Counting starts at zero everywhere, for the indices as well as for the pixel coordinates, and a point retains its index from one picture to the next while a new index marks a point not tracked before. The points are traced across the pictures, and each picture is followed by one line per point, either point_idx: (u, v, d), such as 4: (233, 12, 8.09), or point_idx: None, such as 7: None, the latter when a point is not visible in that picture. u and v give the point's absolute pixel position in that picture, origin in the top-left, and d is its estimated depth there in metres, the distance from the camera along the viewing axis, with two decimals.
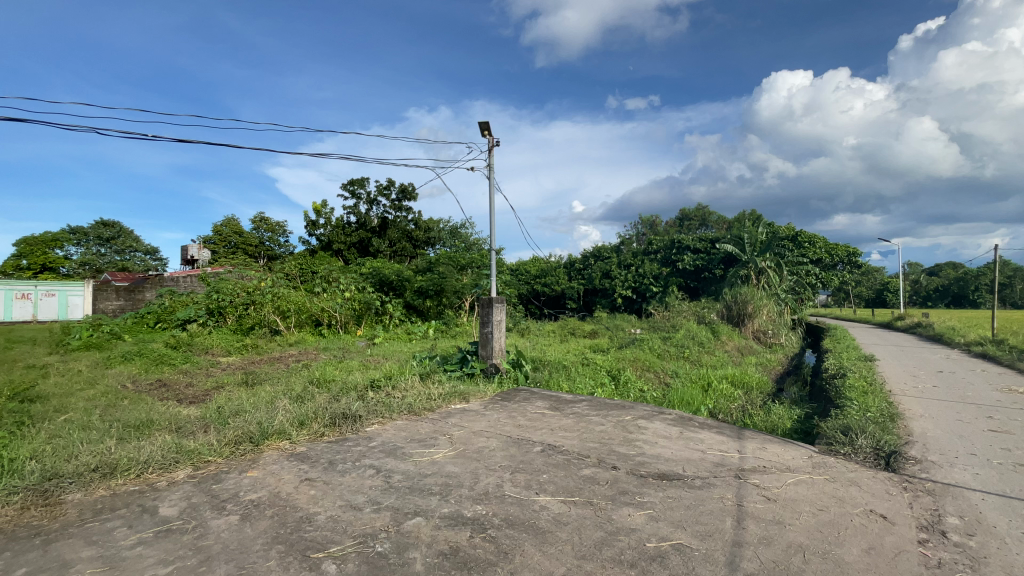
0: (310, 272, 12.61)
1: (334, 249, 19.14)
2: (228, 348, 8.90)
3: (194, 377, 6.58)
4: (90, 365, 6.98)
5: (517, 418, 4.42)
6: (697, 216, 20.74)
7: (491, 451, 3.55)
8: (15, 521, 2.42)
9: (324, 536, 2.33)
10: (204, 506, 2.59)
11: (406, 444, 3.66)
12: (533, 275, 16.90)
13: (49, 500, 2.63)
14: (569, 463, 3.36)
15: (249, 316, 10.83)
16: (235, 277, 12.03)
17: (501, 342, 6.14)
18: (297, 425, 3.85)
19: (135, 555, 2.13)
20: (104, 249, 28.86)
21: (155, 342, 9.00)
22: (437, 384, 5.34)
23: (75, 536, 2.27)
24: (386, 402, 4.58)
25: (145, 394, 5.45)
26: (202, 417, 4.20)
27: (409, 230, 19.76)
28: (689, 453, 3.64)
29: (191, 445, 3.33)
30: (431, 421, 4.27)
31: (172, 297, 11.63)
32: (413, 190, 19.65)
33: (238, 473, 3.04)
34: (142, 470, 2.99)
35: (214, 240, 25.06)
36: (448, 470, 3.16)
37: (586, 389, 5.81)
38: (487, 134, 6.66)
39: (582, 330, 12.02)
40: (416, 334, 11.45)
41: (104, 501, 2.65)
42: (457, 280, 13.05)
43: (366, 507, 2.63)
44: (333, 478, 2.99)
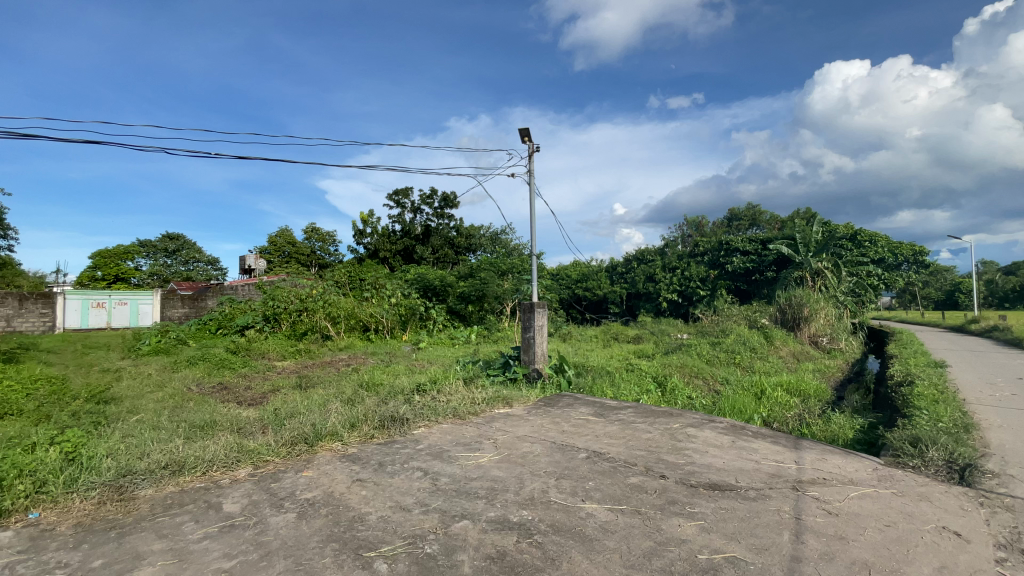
0: (358, 279, 13.05)
1: (381, 256, 19.81)
2: (283, 352, 9.35)
3: (252, 380, 6.95)
4: (159, 369, 7.51)
5: (561, 423, 4.39)
6: (746, 216, 19.98)
7: (536, 456, 3.55)
8: (96, 513, 2.63)
9: (375, 536, 2.39)
10: (263, 504, 2.73)
11: (452, 447, 3.72)
12: (574, 279, 16.81)
13: (125, 495, 2.83)
14: (615, 471, 3.31)
15: (302, 322, 11.33)
16: (289, 284, 12.63)
17: (544, 347, 6.14)
18: (348, 427, 3.99)
19: (202, 548, 2.26)
20: (170, 260, 30.97)
21: (217, 347, 9.58)
22: (481, 388, 5.39)
23: (147, 530, 2.44)
24: (432, 406, 4.66)
25: (209, 396, 5.81)
26: (260, 418, 4.42)
27: (451, 237, 20.09)
28: (742, 463, 3.50)
29: (250, 444, 3.51)
30: (476, 425, 4.31)
31: (232, 304, 12.29)
32: (455, 198, 19.99)
33: (294, 473, 3.18)
34: (206, 468, 3.18)
35: (270, 250, 26.42)
36: (493, 475, 3.17)
37: (631, 395, 5.70)
38: (527, 140, 6.70)
39: (625, 336, 11.81)
40: (458, 339, 11.60)
41: (173, 497, 2.84)
42: (498, 286, 13.14)
43: (415, 509, 2.69)
44: (383, 479, 3.07)
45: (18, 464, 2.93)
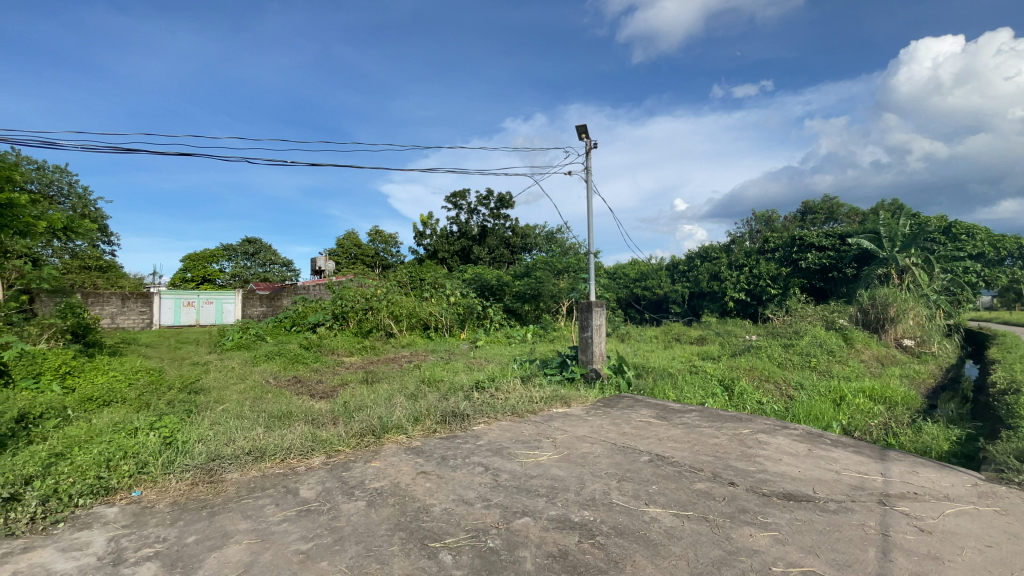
0: (418, 279, 13.47)
1: (440, 257, 20.36)
2: (350, 349, 9.84)
3: (323, 375, 7.36)
4: (242, 363, 8.14)
5: (622, 425, 4.30)
6: (822, 209, 18.59)
7: (596, 457, 3.50)
8: (190, 493, 2.88)
9: (439, 527, 2.46)
10: (335, 491, 2.88)
11: (511, 444, 3.75)
12: (632, 278, 16.45)
13: (214, 477, 3.09)
14: (681, 475, 3.19)
15: (367, 320, 11.86)
16: (356, 284, 13.26)
17: (602, 346, 6.05)
18: (412, 421, 4.13)
19: (282, 530, 2.42)
20: (250, 262, 33.43)
21: (291, 343, 10.24)
22: (538, 387, 5.40)
23: (234, 510, 2.65)
24: (491, 404, 4.72)
25: (284, 388, 6.22)
26: (330, 410, 4.68)
27: (507, 237, 20.24)
28: (820, 473, 3.26)
29: (323, 435, 3.73)
30: (534, 423, 4.32)
31: (304, 303, 13.07)
32: (511, 198, 20.11)
33: (363, 463, 3.33)
34: (285, 455, 3.41)
35: (338, 252, 27.85)
36: (553, 473, 3.17)
37: (694, 398, 5.48)
38: (584, 137, 6.62)
39: (688, 337, 11.37)
40: (515, 338, 11.68)
41: (255, 481, 3.06)
42: (555, 285, 13.09)
43: (477, 503, 2.74)
44: (446, 473, 3.15)
45: (126, 446, 3.27)
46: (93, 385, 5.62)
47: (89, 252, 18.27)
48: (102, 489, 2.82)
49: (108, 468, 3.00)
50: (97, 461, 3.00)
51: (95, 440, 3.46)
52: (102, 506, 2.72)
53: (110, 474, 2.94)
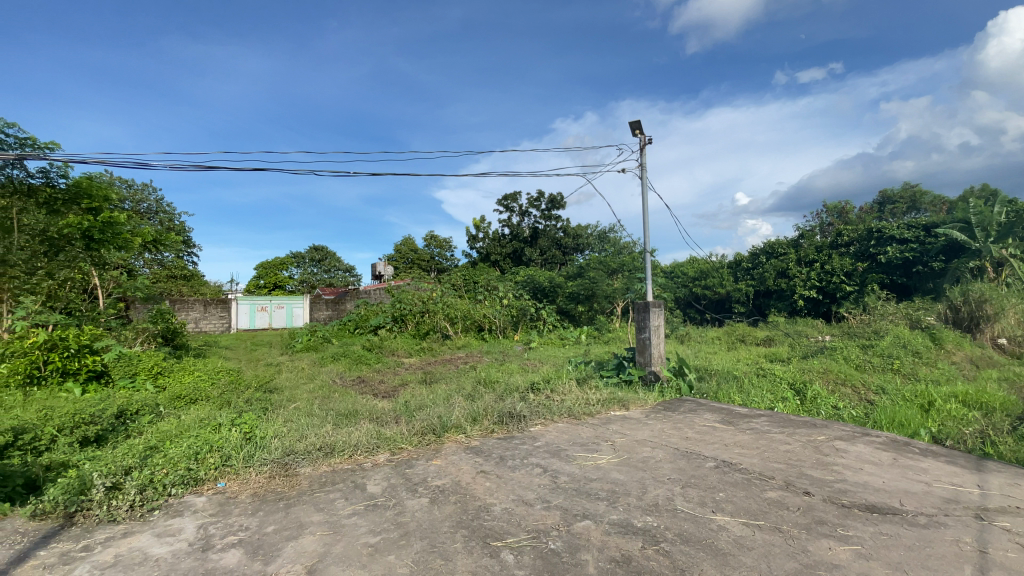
0: (472, 282, 13.71)
1: (492, 259, 20.68)
2: (409, 350, 10.16)
3: (384, 375, 7.65)
4: (310, 363, 8.63)
5: (684, 429, 4.16)
6: (903, 198, 17.12)
7: (658, 461, 3.40)
8: (268, 486, 3.08)
9: (500, 526, 2.48)
10: (400, 488, 2.98)
11: (569, 446, 3.72)
12: (691, 277, 15.89)
13: (288, 471, 3.29)
14: (750, 483, 3.03)
15: (425, 322, 12.21)
16: (413, 288, 13.69)
17: (661, 348, 5.88)
18: (470, 421, 4.20)
19: (351, 523, 2.54)
20: (316, 268, 35.44)
21: (355, 345, 10.73)
22: (595, 389, 5.32)
23: (307, 503, 2.81)
24: (547, 405, 4.71)
25: (349, 388, 6.52)
26: (393, 409, 4.86)
27: (559, 238, 20.14)
28: (908, 484, 3.00)
29: (386, 433, 3.87)
30: (592, 426, 4.26)
31: (366, 307, 13.66)
32: (563, 199, 20.00)
33: (425, 461, 3.43)
34: (353, 452, 3.57)
35: (396, 257, 28.90)
36: (613, 477, 3.11)
37: (762, 403, 5.20)
38: (639, 132, 6.48)
39: (753, 337, 10.81)
40: (569, 340, 11.60)
41: (326, 476, 3.22)
42: (609, 285, 12.88)
43: (536, 504, 2.74)
44: (505, 473, 3.18)
45: (211, 441, 3.55)
46: (181, 384, 6.14)
47: (175, 262, 19.99)
48: (192, 480, 3.08)
49: (197, 461, 3.26)
50: (187, 453, 3.28)
51: (184, 434, 3.78)
52: (192, 496, 2.96)
53: (198, 466, 3.19)
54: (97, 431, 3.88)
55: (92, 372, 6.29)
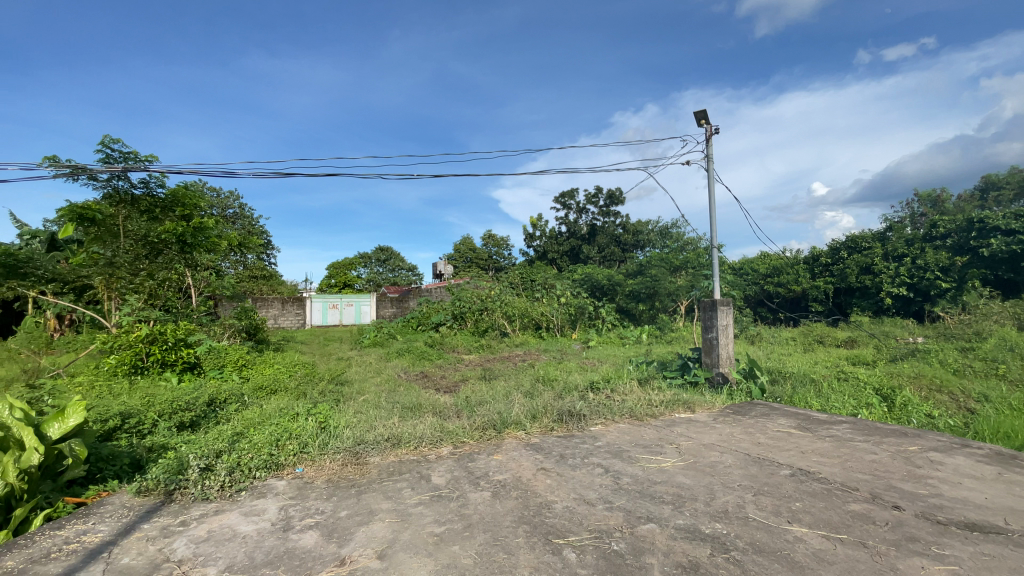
0: (530, 280, 13.75)
1: (550, 258, 20.75)
2: (469, 347, 10.36)
3: (446, 371, 7.86)
4: (377, 358, 9.04)
5: (755, 434, 3.95)
6: (1012, 183, 15.23)
7: (727, 467, 3.25)
8: (341, 473, 3.26)
9: (562, 524, 2.48)
10: (463, 480, 3.05)
11: (632, 447, 3.64)
12: (761, 274, 15.04)
13: (359, 460, 3.46)
14: (830, 494, 2.83)
15: (483, 320, 12.41)
16: (472, 286, 13.97)
17: (730, 348, 5.61)
18: (530, 418, 4.22)
19: (418, 512, 2.63)
20: (382, 268, 37.16)
21: (418, 341, 11.10)
22: (658, 390, 5.16)
23: (377, 491, 2.95)
24: (608, 405, 4.64)
25: (414, 382, 6.77)
26: (454, 403, 4.98)
27: (618, 234, 19.72)
28: (1016, 502, 2.67)
29: (449, 426, 3.98)
30: (655, 427, 4.14)
31: (428, 305, 14.09)
32: (622, 194, 19.57)
33: (486, 455, 3.49)
34: (418, 444, 3.70)
35: (455, 257, 29.58)
36: (679, 481, 3.01)
37: (842, 408, 4.82)
38: (704, 122, 6.20)
39: (833, 338, 10.04)
40: (629, 339, 11.33)
41: (393, 465, 3.36)
42: (671, 283, 12.44)
43: (598, 504, 2.70)
44: (565, 471, 3.17)
45: (289, 429, 3.81)
46: (262, 375, 6.65)
47: (256, 264, 21.59)
48: (274, 464, 3.32)
49: (278, 447, 3.52)
50: (269, 440, 3.54)
51: (266, 422, 4.09)
52: (274, 479, 3.20)
53: (278, 452, 3.44)
54: (191, 417, 4.28)
55: (186, 363, 6.94)
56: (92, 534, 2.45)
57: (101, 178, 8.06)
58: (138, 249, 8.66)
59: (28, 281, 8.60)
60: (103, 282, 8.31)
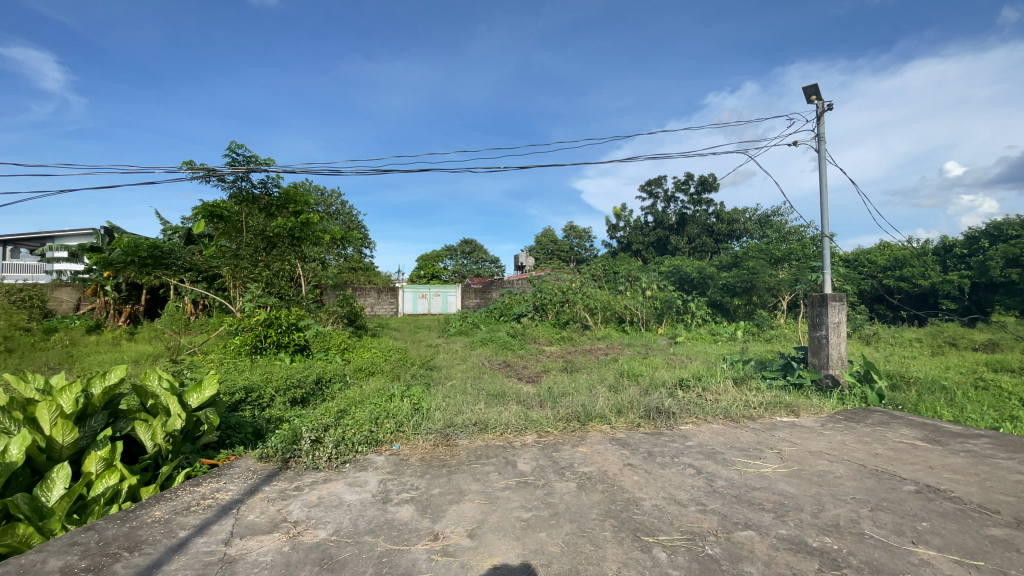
0: (613, 272, 13.42)
1: (633, 249, 20.31)
2: (550, 339, 10.38)
3: (528, 361, 7.93)
4: (462, 346, 9.39)
5: (871, 444, 3.54)
6: None
7: (838, 477, 2.95)
8: (433, 452, 3.44)
9: (651, 522, 2.41)
10: (548, 469, 3.08)
11: (727, 450, 3.44)
12: (879, 267, 13.42)
13: (449, 441, 3.62)
14: (965, 515, 2.47)
15: (565, 312, 12.38)
16: (554, 277, 13.97)
17: (842, 348, 5.09)
18: (616, 412, 4.14)
19: (505, 497, 2.70)
20: (467, 260, 38.52)
21: (501, 331, 11.34)
22: (755, 391, 4.81)
23: (466, 473, 3.06)
24: (699, 404, 4.41)
25: (498, 371, 6.93)
26: (538, 393, 5.02)
27: (709, 224, 18.54)
28: None
29: (534, 416, 4.03)
30: (753, 431, 3.87)
31: (510, 296, 14.33)
32: (715, 180, 18.39)
33: (571, 446, 3.49)
34: (504, 430, 3.79)
35: (537, 249, 29.75)
36: (781, 489, 2.79)
37: (981, 421, 4.17)
38: (815, 98, 5.63)
39: (969, 340, 8.71)
40: (721, 336, 10.67)
41: (481, 449, 3.47)
42: (771, 276, 11.48)
43: (690, 505, 2.59)
44: (654, 469, 3.07)
45: (387, 409, 4.09)
46: (360, 358, 7.18)
47: (354, 257, 23.29)
48: (374, 441, 3.57)
49: (377, 424, 3.79)
50: (369, 417, 3.82)
51: (366, 401, 4.41)
52: (373, 454, 3.44)
53: (378, 429, 3.70)
54: (302, 394, 4.73)
55: (297, 345, 7.67)
56: (223, 492, 2.79)
57: (228, 180, 9.13)
58: (257, 243, 9.70)
59: (170, 270, 10.04)
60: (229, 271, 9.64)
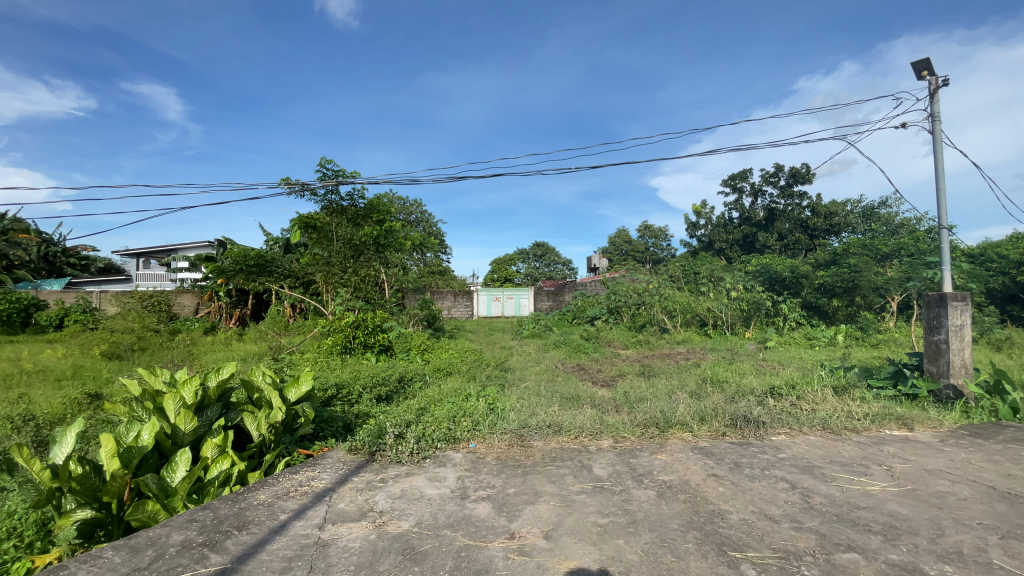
0: (693, 272, 12.82)
1: (716, 248, 19.29)
2: (626, 342, 10.15)
3: (603, 364, 7.80)
4: (536, 349, 9.43)
5: (1004, 464, 3.07)
6: None
7: (961, 500, 2.59)
8: (508, 452, 3.48)
9: (739, 537, 2.26)
10: (625, 475, 3.00)
11: (826, 464, 3.14)
12: (1014, 261, 11.46)
13: (524, 442, 3.65)
14: None
15: (641, 315, 12.07)
16: (629, 279, 13.63)
17: (967, 355, 4.48)
18: (698, 420, 3.95)
19: (581, 500, 2.67)
20: (540, 263, 38.86)
21: (575, 334, 11.27)
22: (859, 401, 4.35)
23: (541, 474, 3.07)
24: (793, 413, 4.07)
25: (573, 374, 6.88)
26: (614, 398, 4.91)
27: (804, 218, 17.09)
28: None
29: (610, 420, 3.95)
30: (857, 444, 3.51)
31: (584, 299, 14.20)
32: (808, 171, 16.93)
33: (650, 453, 3.37)
34: (578, 433, 3.75)
35: (611, 249, 29.24)
36: (891, 509, 2.50)
37: None
38: (927, 74, 5.01)
39: None
40: (818, 341, 9.78)
41: (556, 451, 3.47)
42: (877, 275, 10.35)
43: (783, 522, 2.40)
44: (741, 481, 2.89)
45: (463, 408, 4.22)
46: (440, 359, 7.48)
47: (433, 262, 24.33)
48: (451, 438, 3.69)
49: (455, 423, 3.91)
50: (448, 416, 3.96)
51: (444, 400, 4.57)
52: (452, 451, 3.55)
53: (456, 427, 3.83)
54: (387, 391, 5.01)
55: (382, 346, 8.14)
56: (317, 480, 3.02)
57: (320, 193, 9.91)
58: (346, 251, 10.42)
59: (273, 276, 11.09)
60: (322, 277, 10.45)
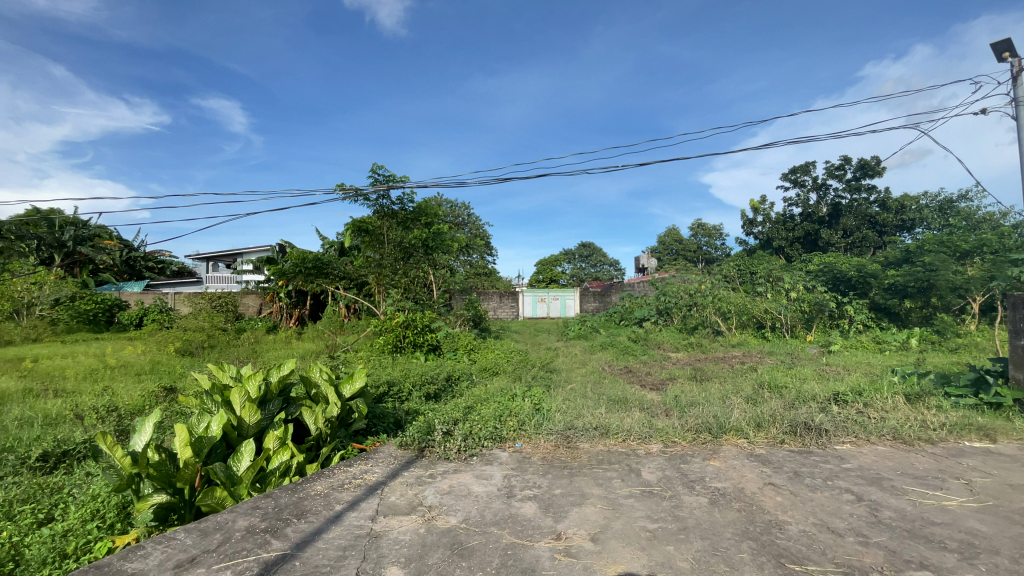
0: (749, 272, 12.27)
1: (775, 246, 18.35)
2: (676, 344, 9.88)
3: (652, 367, 7.63)
4: (582, 350, 9.35)
5: None
6: None
7: None
8: (554, 453, 3.48)
9: (797, 549, 2.15)
10: (676, 481, 2.92)
11: (897, 477, 2.92)
12: None
13: (570, 443, 3.62)
14: None
15: (692, 317, 11.70)
16: (680, 280, 13.24)
17: None
18: (754, 426, 3.78)
19: (629, 504, 2.62)
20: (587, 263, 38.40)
21: (623, 335, 11.07)
22: (935, 409, 4.02)
23: (588, 476, 3.04)
24: (859, 422, 3.81)
25: (620, 376, 6.76)
26: (663, 401, 4.78)
27: (872, 214, 15.98)
28: None
29: (659, 424, 3.85)
30: (932, 456, 3.24)
31: (632, 300, 13.94)
32: (878, 163, 15.81)
33: (701, 459, 3.26)
34: (626, 436, 3.68)
35: (660, 249, 28.50)
36: (970, 526, 2.29)
37: None
38: (1010, 55, 4.56)
39: None
40: (888, 345, 9.12)
41: (603, 454, 3.42)
42: (957, 274, 9.52)
43: (848, 536, 2.25)
44: (801, 491, 2.74)
45: (510, 408, 4.25)
46: (486, 359, 7.58)
47: (480, 263, 24.63)
48: (497, 437, 3.72)
49: (501, 422, 3.95)
50: (494, 415, 4.00)
51: (490, 399, 4.62)
52: (498, 450, 3.59)
53: (502, 427, 3.86)
54: (435, 389, 5.13)
55: (430, 345, 8.34)
56: (370, 474, 3.14)
57: (372, 198, 10.26)
58: (397, 253, 10.73)
59: (329, 278, 11.60)
60: (374, 279, 10.83)
